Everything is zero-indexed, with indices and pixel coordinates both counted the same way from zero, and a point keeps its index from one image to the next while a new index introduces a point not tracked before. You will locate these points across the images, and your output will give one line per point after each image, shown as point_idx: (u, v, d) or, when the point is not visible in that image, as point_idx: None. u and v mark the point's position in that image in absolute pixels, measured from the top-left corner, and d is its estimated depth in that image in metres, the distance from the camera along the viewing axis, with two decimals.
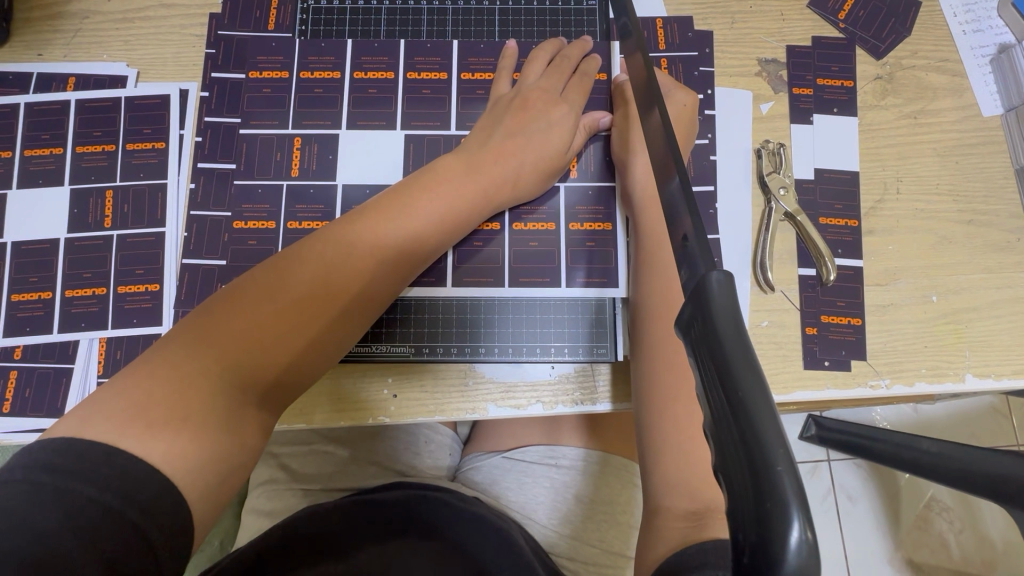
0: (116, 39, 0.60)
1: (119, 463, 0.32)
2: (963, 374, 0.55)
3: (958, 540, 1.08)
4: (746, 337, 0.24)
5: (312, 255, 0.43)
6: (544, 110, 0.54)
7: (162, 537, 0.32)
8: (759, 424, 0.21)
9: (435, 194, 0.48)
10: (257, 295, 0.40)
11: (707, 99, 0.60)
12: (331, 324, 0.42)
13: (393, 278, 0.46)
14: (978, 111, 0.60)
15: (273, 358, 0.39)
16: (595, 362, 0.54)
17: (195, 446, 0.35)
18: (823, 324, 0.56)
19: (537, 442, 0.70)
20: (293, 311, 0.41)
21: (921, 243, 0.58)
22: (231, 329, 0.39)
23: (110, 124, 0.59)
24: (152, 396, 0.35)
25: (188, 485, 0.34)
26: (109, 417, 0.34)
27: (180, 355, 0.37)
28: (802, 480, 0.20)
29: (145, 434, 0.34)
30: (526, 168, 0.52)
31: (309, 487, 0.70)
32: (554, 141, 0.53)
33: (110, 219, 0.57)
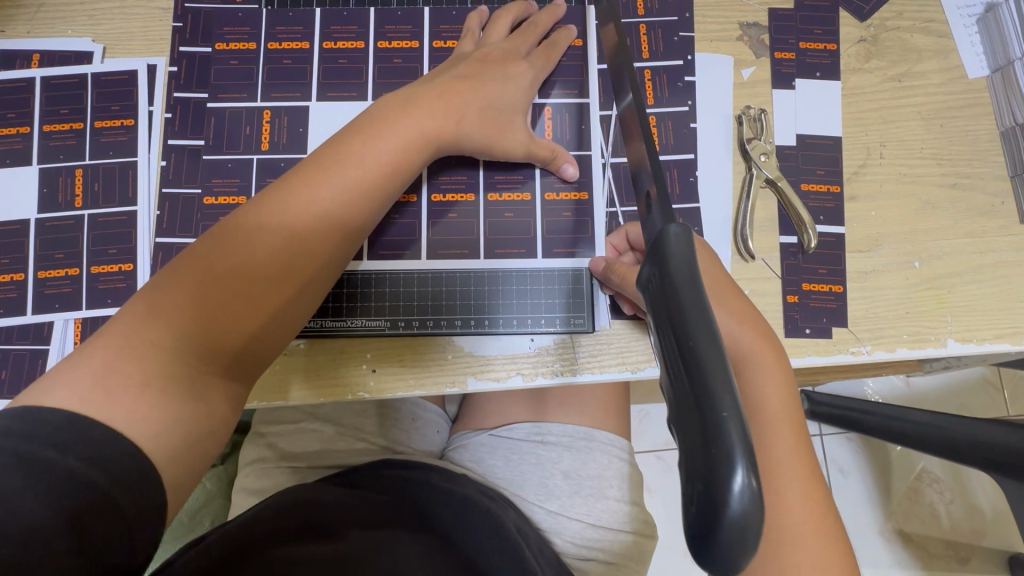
0: (80, 14, 0.59)
1: (82, 427, 0.33)
2: (945, 339, 0.55)
3: (947, 510, 1.09)
4: (703, 287, 0.24)
5: (260, 223, 0.41)
6: (507, 72, 0.52)
7: (130, 497, 0.32)
8: (709, 371, 0.21)
9: (381, 146, 0.45)
10: (203, 266, 0.39)
11: (687, 66, 0.59)
12: (287, 284, 0.41)
13: (349, 239, 0.44)
14: (964, 73, 0.59)
15: (232, 326, 0.39)
16: (573, 333, 0.54)
17: (160, 411, 0.35)
18: (804, 291, 0.55)
19: (522, 418, 0.70)
20: (242, 279, 0.39)
21: (904, 208, 0.57)
22: (181, 300, 0.38)
23: (77, 102, 0.58)
24: (110, 363, 0.35)
25: (155, 449, 0.34)
26: (71, 384, 0.34)
27: (135, 322, 0.37)
28: (748, 425, 0.20)
29: (108, 399, 0.34)
30: (484, 119, 0.50)
31: (295, 464, 0.69)
32: (512, 98, 0.52)
33: (80, 198, 0.56)
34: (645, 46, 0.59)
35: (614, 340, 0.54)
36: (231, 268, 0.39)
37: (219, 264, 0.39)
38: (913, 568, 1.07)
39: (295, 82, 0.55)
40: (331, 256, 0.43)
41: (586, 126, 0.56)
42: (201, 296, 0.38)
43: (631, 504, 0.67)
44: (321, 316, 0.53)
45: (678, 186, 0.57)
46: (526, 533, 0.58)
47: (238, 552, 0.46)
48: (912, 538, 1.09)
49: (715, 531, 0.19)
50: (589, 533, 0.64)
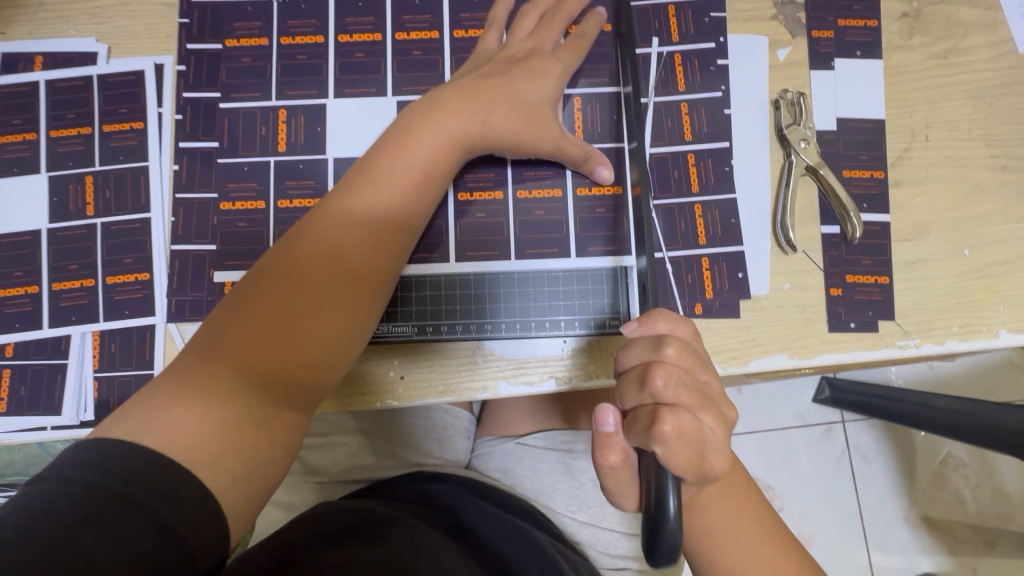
0: (83, 12, 0.56)
1: (145, 457, 0.36)
2: (997, 330, 0.52)
3: (973, 495, 1.08)
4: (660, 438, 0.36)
5: (284, 244, 0.44)
6: (532, 69, 0.49)
7: (187, 520, 0.34)
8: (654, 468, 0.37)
9: (408, 159, 0.45)
10: (253, 299, 0.42)
11: (720, 48, 0.56)
12: (329, 303, 0.42)
13: (363, 245, 0.44)
14: (1013, 47, 0.56)
15: (286, 351, 0.41)
16: (608, 335, 0.52)
17: (217, 436, 0.38)
18: (848, 284, 0.53)
19: (549, 427, 0.68)
20: (266, 295, 0.42)
21: (952, 193, 0.54)
22: (238, 331, 0.41)
23: (84, 105, 0.55)
24: (176, 394, 0.39)
25: (210, 473, 0.37)
26: (135, 419, 0.38)
27: (201, 354, 0.41)
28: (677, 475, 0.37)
29: (169, 429, 0.38)
30: (508, 113, 0.48)
31: (323, 480, 0.69)
32: (541, 95, 0.49)
33: (92, 206, 0.54)
34: (675, 28, 0.56)
35: None
36: (280, 297, 0.42)
37: (265, 291, 0.42)
38: (942, 555, 1.06)
39: (309, 76, 0.53)
40: (369, 271, 0.44)
41: (619, 116, 0.53)
42: (255, 325, 0.41)
43: None
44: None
45: (714, 176, 0.54)
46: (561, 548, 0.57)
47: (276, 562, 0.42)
48: (937, 524, 1.07)
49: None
50: (620, 541, 0.63)
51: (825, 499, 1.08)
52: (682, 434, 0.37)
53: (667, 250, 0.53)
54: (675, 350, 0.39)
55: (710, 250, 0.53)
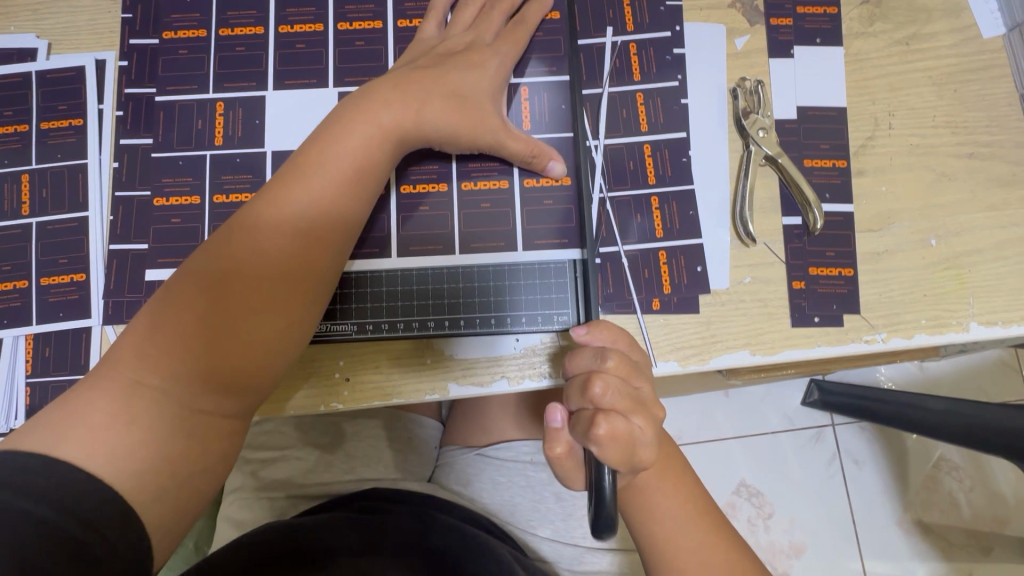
0: (23, 9, 0.55)
1: (55, 470, 0.34)
2: (968, 323, 0.50)
3: (968, 499, 1.04)
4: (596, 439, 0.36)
5: (210, 244, 0.42)
6: (470, 60, 0.48)
7: (99, 535, 0.33)
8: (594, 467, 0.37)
9: (344, 153, 0.43)
10: (177, 306, 0.39)
11: (676, 38, 0.54)
12: (262, 302, 0.40)
13: (295, 243, 0.42)
14: (977, 33, 0.54)
15: (220, 355, 0.39)
16: (559, 332, 0.50)
17: (141, 447, 0.36)
18: (811, 277, 0.51)
19: (512, 437, 0.65)
20: (187, 297, 0.39)
21: (918, 181, 0.52)
22: (161, 339, 0.38)
23: (22, 102, 0.54)
24: (90, 406, 0.36)
25: (131, 486, 0.35)
26: (44, 429, 0.36)
27: (120, 364, 0.38)
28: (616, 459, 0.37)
29: (84, 440, 0.35)
30: (449, 105, 0.46)
31: (275, 494, 0.66)
32: (481, 85, 0.48)
33: (28, 205, 0.52)
34: (629, 17, 0.54)
35: None
36: (210, 302, 0.39)
37: (191, 297, 0.39)
38: (935, 561, 1.03)
39: (251, 69, 0.51)
40: (308, 269, 0.42)
41: (567, 105, 0.52)
42: (180, 332, 0.38)
43: None
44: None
45: (671, 167, 0.52)
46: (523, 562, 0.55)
47: None
48: (932, 530, 1.04)
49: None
50: (586, 556, 0.61)
51: (814, 507, 1.05)
52: (615, 438, 0.36)
53: (622, 243, 0.51)
54: (615, 360, 0.38)
55: (668, 244, 0.51)
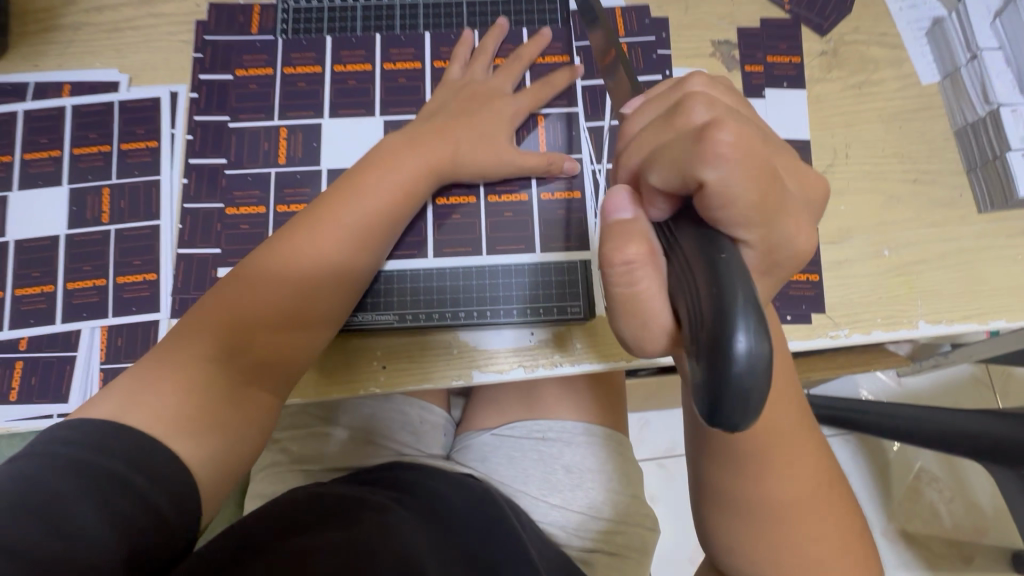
0: (109, 49, 0.65)
1: (127, 433, 0.39)
2: (917, 321, 0.59)
3: (948, 510, 1.13)
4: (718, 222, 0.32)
5: (265, 260, 0.48)
6: (490, 104, 0.58)
7: (162, 490, 0.38)
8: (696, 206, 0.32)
9: (385, 191, 0.52)
10: (238, 300, 0.47)
11: (666, 80, 0.64)
12: (309, 309, 0.49)
13: (342, 270, 0.51)
14: (917, 80, 0.65)
15: (271, 348, 0.47)
16: (569, 323, 0.58)
17: (197, 408, 0.42)
18: (783, 281, 0.60)
19: (522, 418, 0.77)
20: (250, 306, 0.47)
21: (871, 202, 0.62)
22: (225, 326, 0.46)
23: (105, 127, 0.62)
24: (157, 371, 0.43)
25: (188, 446, 0.41)
26: (116, 399, 0.41)
27: (184, 339, 0.45)
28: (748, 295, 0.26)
29: (153, 404, 0.41)
30: (472, 149, 0.56)
31: (306, 469, 0.73)
32: (500, 128, 0.58)
33: (107, 214, 0.60)
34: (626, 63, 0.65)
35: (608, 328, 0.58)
36: (267, 303, 0.47)
37: (251, 296, 0.47)
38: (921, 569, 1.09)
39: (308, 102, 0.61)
40: (347, 286, 0.51)
41: (576, 133, 0.62)
42: (244, 332, 0.46)
43: (628, 495, 0.74)
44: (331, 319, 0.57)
45: None
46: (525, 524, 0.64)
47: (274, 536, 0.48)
48: (917, 539, 1.11)
49: (727, 382, 0.25)
50: (588, 522, 0.71)
51: None
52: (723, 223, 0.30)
53: None
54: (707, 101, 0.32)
55: None
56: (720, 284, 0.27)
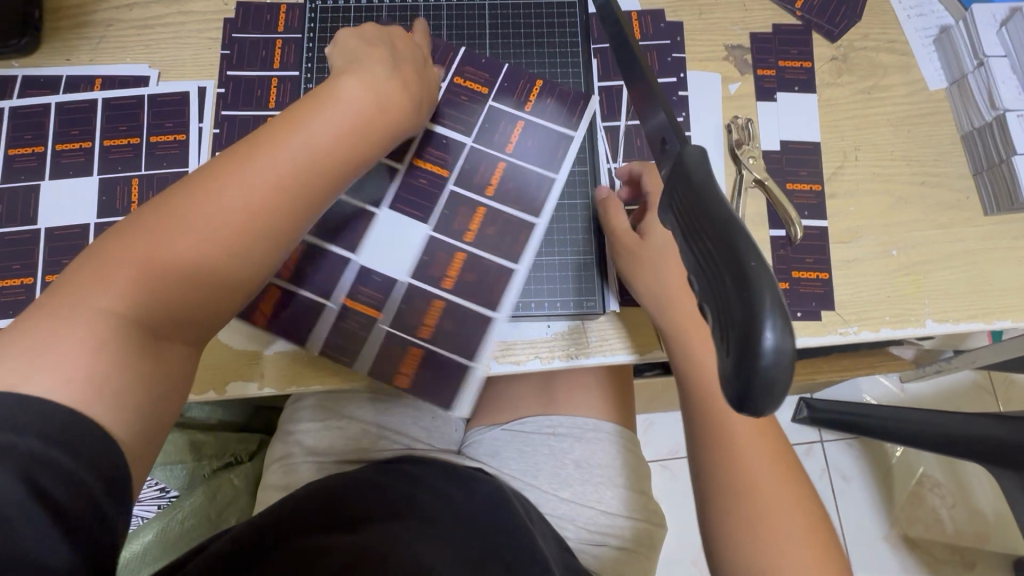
0: (139, 44, 0.66)
1: (33, 404, 0.35)
2: (924, 319, 0.60)
3: (951, 515, 1.14)
4: (716, 182, 0.28)
5: (170, 211, 0.43)
6: (408, 76, 0.56)
7: (90, 469, 0.35)
8: (691, 169, 0.29)
9: (310, 138, 0.48)
10: (142, 243, 0.42)
11: (680, 82, 0.66)
12: (221, 258, 0.43)
13: (256, 216, 0.45)
14: (925, 85, 0.67)
15: (181, 297, 0.42)
16: (585, 317, 0.59)
17: (103, 364, 0.38)
18: (794, 279, 0.61)
19: (535, 413, 0.79)
20: (156, 261, 0.42)
21: (880, 203, 0.63)
22: (119, 273, 0.41)
23: (134, 120, 0.64)
24: (38, 334, 0.38)
25: (104, 409, 0.38)
26: (6, 363, 0.37)
27: (66, 303, 0.39)
28: (777, 283, 0.23)
29: (55, 369, 0.37)
30: (393, 108, 0.53)
31: (321, 460, 0.75)
32: (414, 96, 0.55)
33: (136, 204, 0.62)
34: None
35: (626, 323, 0.60)
36: (168, 254, 0.42)
37: (157, 238, 0.42)
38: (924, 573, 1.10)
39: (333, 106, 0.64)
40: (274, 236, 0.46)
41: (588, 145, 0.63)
42: (142, 289, 0.41)
43: (638, 491, 0.75)
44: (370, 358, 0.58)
45: None
46: (534, 516, 0.66)
47: (276, 538, 0.54)
48: (920, 544, 1.12)
49: (752, 371, 0.22)
50: (597, 517, 0.73)
51: None
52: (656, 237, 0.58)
53: None
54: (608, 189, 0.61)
55: None
56: (736, 259, 0.24)
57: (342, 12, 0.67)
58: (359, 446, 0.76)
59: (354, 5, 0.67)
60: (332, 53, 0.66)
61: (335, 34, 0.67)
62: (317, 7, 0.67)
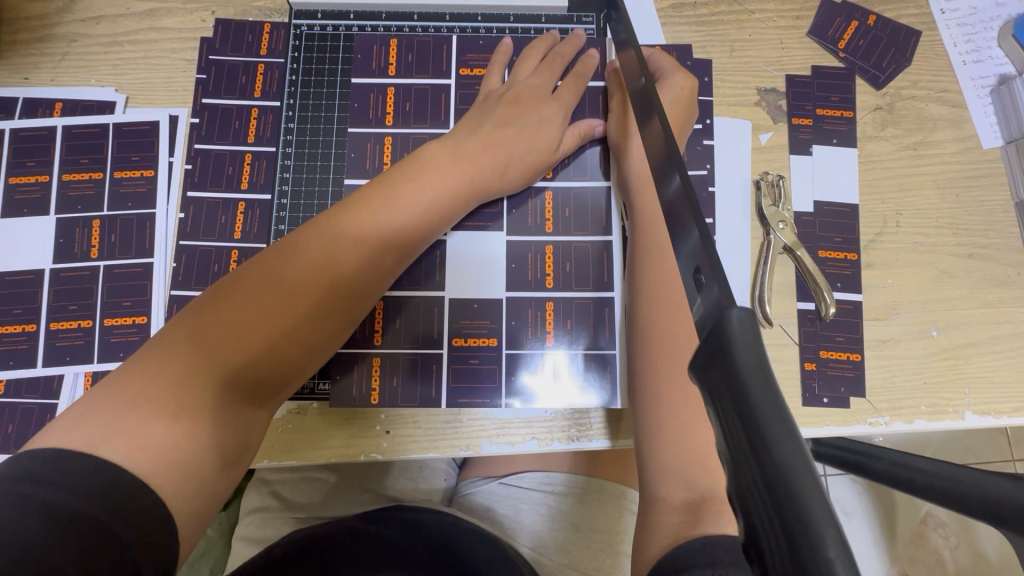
0: (105, 63, 0.60)
1: (104, 467, 0.34)
2: (963, 412, 0.54)
3: (953, 556, 1.09)
4: (778, 384, 0.22)
5: (302, 258, 0.44)
6: (540, 113, 0.56)
7: (142, 542, 0.33)
8: (739, 357, 0.23)
9: (433, 190, 0.49)
10: (245, 295, 0.42)
11: (706, 130, 0.59)
12: (313, 321, 0.43)
13: (380, 268, 0.47)
14: (978, 143, 0.60)
15: (284, 353, 0.42)
16: (588, 400, 0.54)
17: (188, 441, 0.37)
18: (821, 359, 0.55)
19: (531, 468, 0.73)
20: (286, 308, 0.42)
21: (921, 277, 0.57)
22: (222, 329, 0.40)
23: (98, 152, 0.58)
24: (139, 396, 0.37)
25: (167, 484, 0.35)
26: (88, 425, 0.35)
27: (174, 354, 0.39)
28: (853, 558, 0.18)
29: (141, 430, 0.36)
30: (514, 158, 0.54)
31: (300, 516, 0.71)
32: (545, 136, 0.55)
33: (97, 249, 0.56)
34: None
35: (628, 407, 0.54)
36: (296, 301, 0.43)
37: (258, 292, 0.42)
38: None
39: (326, 147, 0.58)
40: (371, 284, 0.47)
41: (605, 161, 0.58)
42: (269, 338, 0.41)
43: None
44: (502, 383, 0.54)
45: None
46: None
47: None
48: None
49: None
50: None
51: None
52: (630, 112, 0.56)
53: None
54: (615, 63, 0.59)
55: None
56: (807, 540, 0.19)
57: (329, 39, 0.60)
58: (343, 499, 0.71)
59: (343, 32, 0.61)
60: (317, 86, 0.59)
61: (322, 64, 0.60)
62: (302, 32, 0.61)
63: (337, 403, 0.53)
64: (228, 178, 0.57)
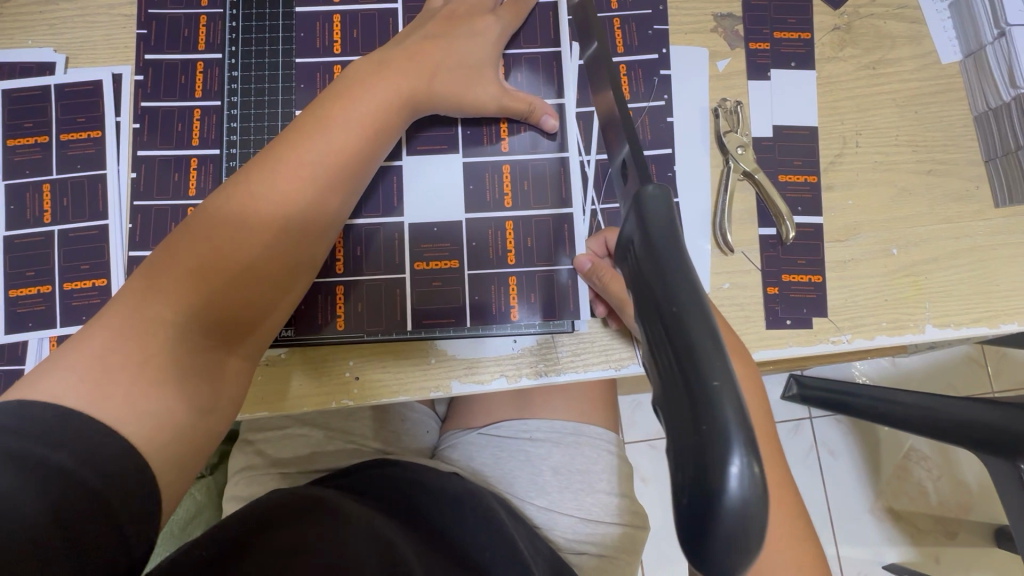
0: (40, 23, 0.57)
1: (72, 420, 0.33)
2: (924, 325, 0.55)
3: (936, 486, 1.08)
4: (684, 246, 0.22)
5: (247, 190, 0.43)
6: (474, 28, 0.54)
7: (118, 493, 0.32)
8: (657, 235, 0.22)
9: (368, 103, 0.47)
10: (225, 235, 0.41)
11: (663, 59, 0.58)
12: (287, 252, 0.44)
13: (333, 188, 0.46)
14: (937, 58, 0.59)
15: (247, 287, 0.41)
16: (555, 333, 0.54)
17: (161, 388, 0.36)
18: (784, 283, 0.56)
19: (510, 417, 0.73)
20: (239, 242, 0.41)
21: (881, 196, 0.57)
22: (180, 269, 0.40)
23: (42, 115, 0.56)
24: (108, 348, 0.36)
25: (140, 432, 0.35)
26: (58, 378, 0.35)
27: (134, 304, 0.38)
28: (741, 396, 0.18)
29: (106, 383, 0.35)
30: (450, 70, 0.52)
31: (285, 471, 0.71)
32: (480, 52, 0.54)
33: (49, 214, 0.55)
34: (621, 40, 0.58)
35: (595, 338, 0.55)
36: (247, 232, 0.42)
37: (224, 228, 0.41)
38: (906, 546, 1.07)
39: (273, 93, 0.57)
40: (328, 208, 0.46)
41: (558, 84, 0.57)
42: (225, 270, 0.40)
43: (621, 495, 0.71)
44: (468, 303, 0.54)
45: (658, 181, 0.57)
46: (516, 520, 0.63)
47: None
48: (902, 516, 1.08)
49: (706, 532, 0.17)
50: (580, 525, 0.68)
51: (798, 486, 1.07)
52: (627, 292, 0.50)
53: (602, 203, 0.57)
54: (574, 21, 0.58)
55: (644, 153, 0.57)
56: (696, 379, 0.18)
57: None
58: (325, 452, 0.73)
59: None
60: (259, 32, 0.57)
61: (263, 8, 0.58)
62: None
63: (304, 332, 0.53)
64: (178, 135, 0.56)
